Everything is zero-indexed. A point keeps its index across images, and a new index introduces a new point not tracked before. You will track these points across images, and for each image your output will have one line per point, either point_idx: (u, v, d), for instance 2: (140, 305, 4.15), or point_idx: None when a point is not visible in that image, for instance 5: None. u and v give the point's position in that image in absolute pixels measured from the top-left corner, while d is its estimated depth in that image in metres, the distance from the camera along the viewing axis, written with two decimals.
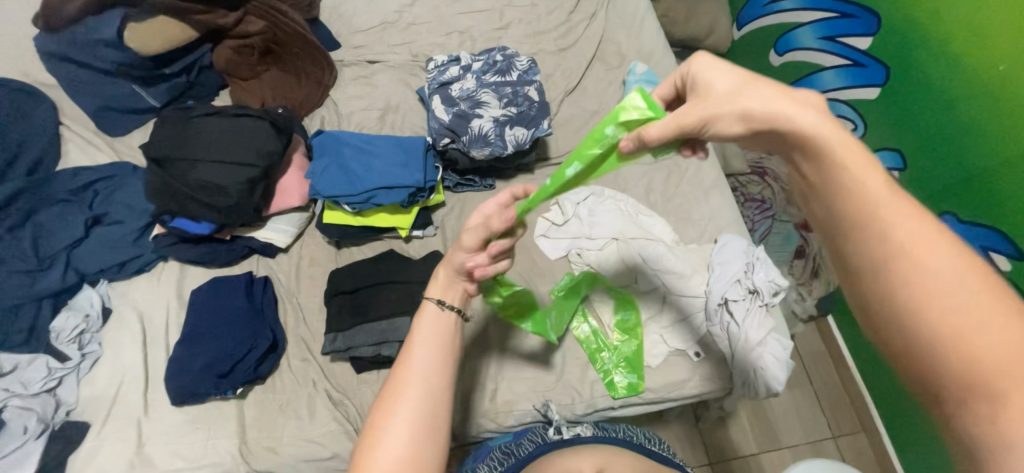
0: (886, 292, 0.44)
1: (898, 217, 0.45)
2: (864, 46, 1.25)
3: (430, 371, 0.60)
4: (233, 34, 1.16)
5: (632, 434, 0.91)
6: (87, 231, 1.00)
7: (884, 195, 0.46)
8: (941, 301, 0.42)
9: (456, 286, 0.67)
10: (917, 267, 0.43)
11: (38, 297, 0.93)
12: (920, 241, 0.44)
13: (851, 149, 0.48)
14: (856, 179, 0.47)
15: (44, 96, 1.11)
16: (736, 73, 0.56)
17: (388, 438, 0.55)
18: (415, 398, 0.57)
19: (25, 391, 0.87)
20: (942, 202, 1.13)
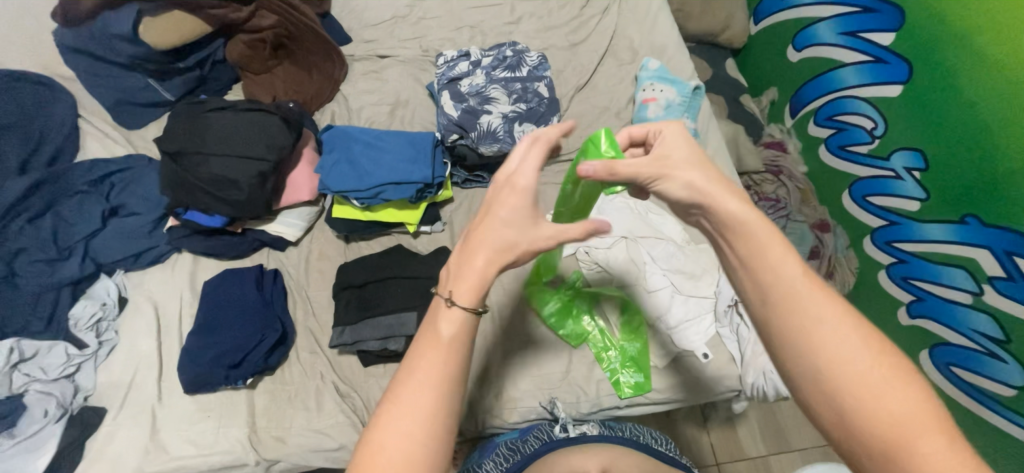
0: (804, 363, 0.48)
1: (804, 293, 0.50)
2: (887, 42, 1.21)
3: (446, 374, 0.54)
4: (246, 28, 1.18)
5: (638, 434, 0.93)
6: (104, 222, 1.02)
7: (791, 272, 0.51)
8: (848, 369, 0.46)
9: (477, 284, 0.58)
10: (825, 340, 0.48)
11: (58, 285, 0.95)
12: (823, 315, 0.49)
13: (764, 228, 0.53)
14: (770, 257, 0.52)
15: (64, 89, 1.14)
16: (689, 148, 0.62)
17: (392, 438, 0.51)
18: (425, 402, 0.52)
19: (45, 376, 0.89)
20: (965, 204, 1.09)
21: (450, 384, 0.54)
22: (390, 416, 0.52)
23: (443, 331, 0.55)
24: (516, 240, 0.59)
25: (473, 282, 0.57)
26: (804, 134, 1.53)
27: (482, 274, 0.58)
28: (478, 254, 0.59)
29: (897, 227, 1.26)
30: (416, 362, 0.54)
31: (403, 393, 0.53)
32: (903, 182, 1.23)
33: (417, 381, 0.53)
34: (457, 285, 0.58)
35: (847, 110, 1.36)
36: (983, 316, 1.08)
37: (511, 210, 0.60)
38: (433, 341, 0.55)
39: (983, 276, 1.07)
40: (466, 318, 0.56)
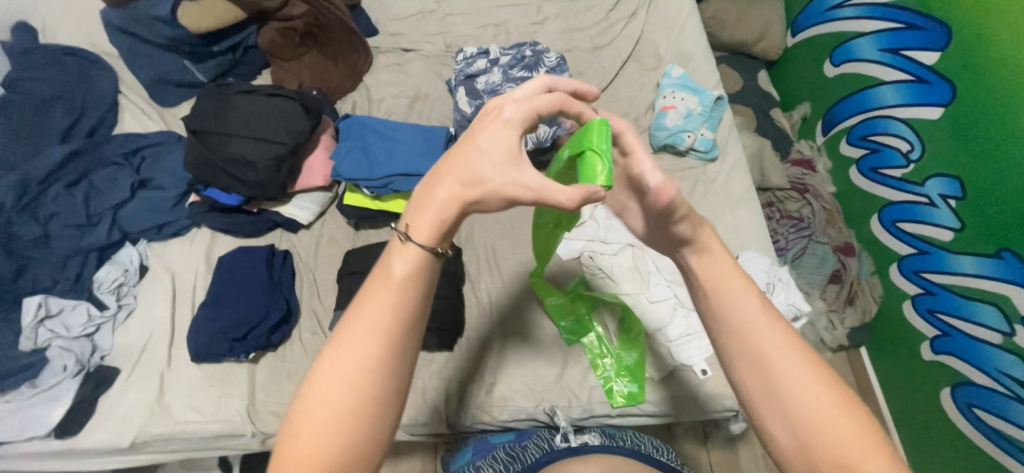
0: (766, 397, 0.49)
1: (760, 325, 0.51)
2: (930, 61, 1.15)
3: (397, 319, 0.46)
4: (277, 16, 1.21)
5: (640, 443, 0.86)
6: (132, 193, 1.08)
7: (746, 305, 0.52)
8: (806, 400, 0.47)
9: (427, 210, 0.49)
10: (782, 372, 0.49)
11: (86, 250, 1.01)
12: (779, 345, 0.50)
13: (721, 260, 0.55)
14: (728, 290, 0.53)
15: (108, 65, 1.20)
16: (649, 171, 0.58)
17: (334, 389, 0.45)
18: (370, 350, 0.45)
19: (67, 333, 0.95)
20: (1003, 237, 1.03)
21: (402, 330, 0.46)
22: (332, 366, 0.45)
23: (395, 269, 0.47)
24: (486, 174, 0.50)
25: (434, 216, 0.49)
26: (835, 153, 1.48)
27: (442, 209, 0.49)
28: (442, 183, 0.50)
29: (926, 256, 1.20)
30: (362, 304, 0.46)
31: (348, 340, 0.46)
32: (936, 210, 1.17)
33: (363, 328, 0.46)
34: (416, 218, 0.49)
35: (883, 131, 1.30)
36: (1012, 357, 1.02)
37: (490, 141, 0.51)
38: (383, 281, 0.47)
39: (1016, 315, 1.00)
40: (425, 257, 0.48)
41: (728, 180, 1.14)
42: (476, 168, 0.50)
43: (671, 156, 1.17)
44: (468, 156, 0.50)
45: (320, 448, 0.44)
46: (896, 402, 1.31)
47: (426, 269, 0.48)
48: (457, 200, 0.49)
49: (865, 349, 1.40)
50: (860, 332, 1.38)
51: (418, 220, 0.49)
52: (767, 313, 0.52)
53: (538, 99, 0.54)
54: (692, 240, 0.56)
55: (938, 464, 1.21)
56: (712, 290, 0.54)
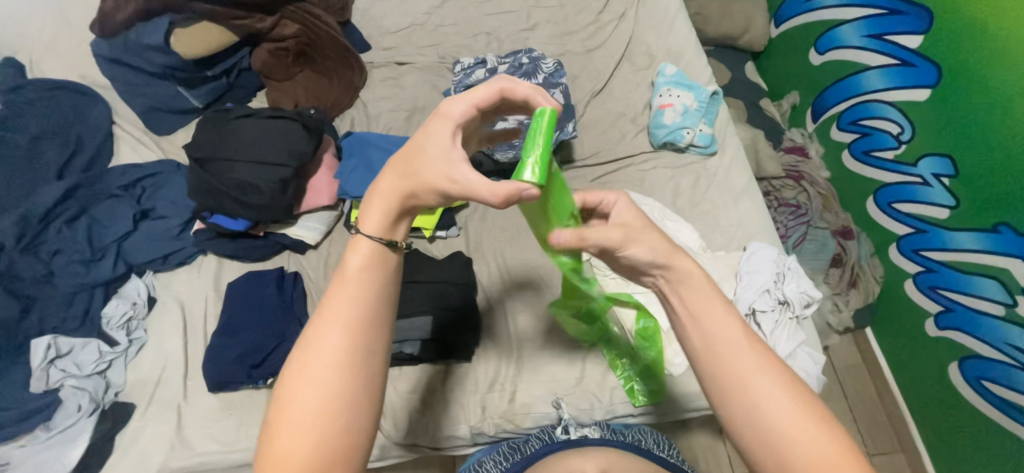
0: (765, 450, 0.49)
1: (760, 382, 0.50)
2: (914, 45, 1.18)
3: (358, 310, 0.50)
4: (270, 38, 1.23)
5: (640, 438, 0.86)
6: (135, 225, 1.07)
7: (747, 360, 0.51)
8: (804, 455, 0.47)
9: (373, 208, 0.53)
10: (782, 429, 0.48)
11: (92, 285, 1.00)
12: (780, 403, 0.49)
13: (723, 314, 0.54)
14: (728, 347, 0.52)
15: (100, 97, 1.19)
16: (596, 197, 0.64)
17: (307, 387, 0.47)
18: (338, 344, 0.48)
19: (78, 372, 0.93)
20: (998, 213, 1.05)
21: (365, 319, 0.50)
22: (305, 365, 0.48)
23: (349, 263, 0.51)
24: (421, 168, 0.53)
25: (381, 212, 0.53)
26: (826, 139, 1.50)
27: (386, 205, 0.53)
28: (387, 175, 0.54)
29: (924, 234, 1.22)
30: (325, 304, 0.50)
31: (316, 338, 0.49)
32: (930, 189, 1.19)
33: (329, 322, 0.49)
34: (368, 216, 0.53)
35: (872, 115, 1.32)
36: (1014, 328, 1.04)
37: (429, 139, 0.54)
38: (341, 279, 0.51)
39: (1016, 287, 1.03)
40: (378, 247, 0.52)
41: (729, 173, 1.15)
42: (412, 163, 0.53)
43: (672, 153, 1.18)
44: (405, 157, 0.54)
45: (300, 444, 0.46)
46: (904, 380, 1.33)
47: (381, 261, 0.52)
48: (397, 192, 0.53)
49: (870, 330, 1.42)
50: (865, 312, 1.38)
51: (371, 217, 0.53)
52: (767, 368, 0.51)
53: (473, 96, 0.56)
54: (694, 289, 0.55)
55: (951, 439, 1.23)
56: (711, 346, 0.52)
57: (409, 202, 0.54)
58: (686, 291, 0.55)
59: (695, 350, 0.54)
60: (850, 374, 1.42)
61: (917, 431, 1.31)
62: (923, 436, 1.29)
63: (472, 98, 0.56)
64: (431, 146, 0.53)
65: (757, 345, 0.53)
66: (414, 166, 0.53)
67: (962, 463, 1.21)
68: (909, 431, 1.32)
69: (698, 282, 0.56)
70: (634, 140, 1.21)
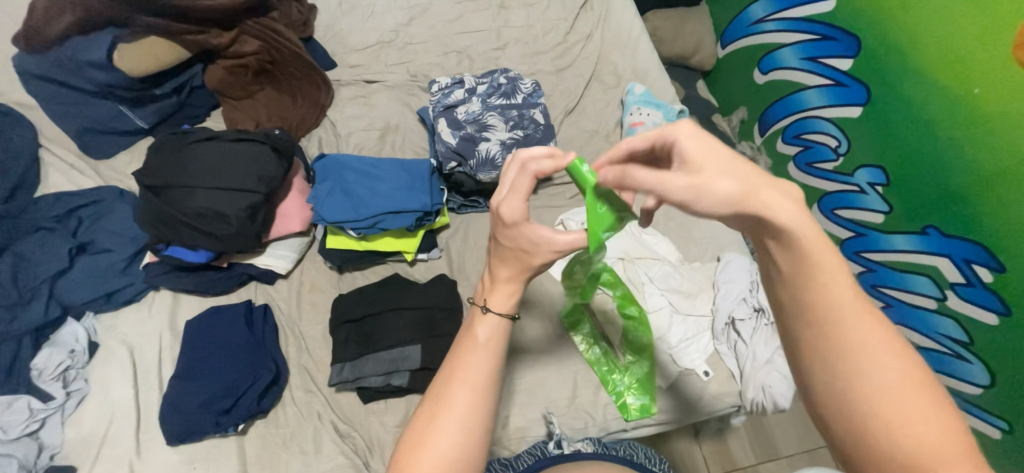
0: (852, 427, 0.44)
1: (870, 351, 0.44)
2: (846, 67, 1.30)
3: (483, 375, 0.54)
4: (226, 54, 1.15)
5: (632, 453, 0.84)
6: (71, 261, 0.95)
7: (862, 331, 0.44)
8: (906, 433, 0.42)
9: (499, 288, 0.59)
10: (884, 405, 0.43)
11: (19, 333, 0.88)
12: (892, 378, 0.43)
13: (834, 274, 0.45)
14: (838, 313, 0.45)
15: (21, 116, 1.05)
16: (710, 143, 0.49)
17: (435, 440, 0.51)
18: (466, 407, 0.52)
19: (4, 436, 0.81)
20: (925, 217, 1.17)
21: (488, 385, 0.54)
22: (433, 418, 0.52)
23: (479, 333, 0.56)
24: (531, 260, 0.57)
25: (505, 291, 0.59)
26: (773, 151, 1.60)
27: (508, 284, 0.59)
28: (504, 265, 0.59)
29: (864, 237, 1.33)
30: (454, 366, 0.55)
31: (444, 395, 0.53)
32: (866, 196, 1.31)
33: (457, 383, 0.53)
34: (491, 294, 0.59)
35: (812, 130, 1.44)
36: (947, 320, 1.16)
37: (514, 236, 0.57)
38: (469, 345, 0.56)
39: (945, 282, 1.15)
40: (505, 323, 0.57)
41: None
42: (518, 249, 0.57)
43: None
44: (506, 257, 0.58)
45: None
46: None
47: (503, 332, 0.57)
48: (514, 277, 0.59)
49: None
50: None
51: (492, 295, 0.59)
52: (880, 338, 0.44)
53: (514, 191, 0.56)
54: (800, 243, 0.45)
55: None
56: (812, 310, 0.45)
57: (534, 274, 0.60)
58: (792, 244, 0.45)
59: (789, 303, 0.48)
60: None
61: None
62: None
63: (513, 196, 0.56)
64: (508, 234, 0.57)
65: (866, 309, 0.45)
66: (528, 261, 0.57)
67: None
68: None
69: (793, 235, 0.45)
70: None
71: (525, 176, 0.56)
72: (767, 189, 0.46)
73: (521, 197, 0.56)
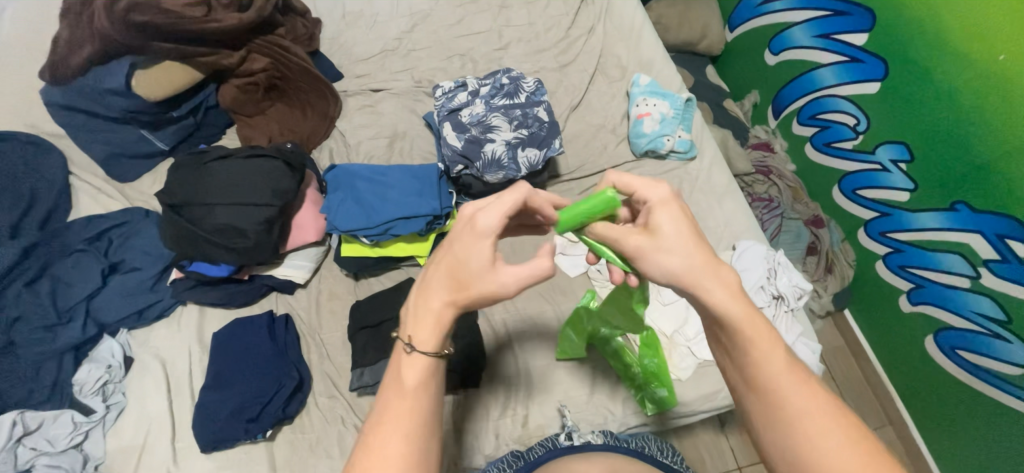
0: None
1: (806, 418, 0.51)
2: (862, 42, 1.25)
3: (413, 421, 0.52)
4: (238, 73, 1.19)
5: (644, 444, 0.84)
6: (104, 280, 0.99)
7: (802, 401, 0.52)
8: None
9: (431, 314, 0.56)
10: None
11: (60, 351, 0.92)
12: (835, 445, 0.49)
13: (766, 351, 0.54)
14: (777, 383, 0.53)
15: (53, 146, 1.11)
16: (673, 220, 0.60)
17: None
18: (398, 455, 0.50)
19: (51, 448, 0.85)
20: (952, 194, 1.11)
21: (420, 426, 0.52)
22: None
23: (406, 378, 0.54)
24: (472, 284, 0.55)
25: (433, 327, 0.55)
26: (789, 134, 1.56)
27: (443, 315, 0.56)
28: (447, 286, 0.56)
29: (889, 217, 1.28)
30: (382, 415, 0.52)
31: (374, 448, 0.50)
32: (890, 174, 1.25)
33: (387, 432, 0.51)
34: (427, 321, 0.55)
35: (829, 109, 1.39)
36: (981, 298, 1.08)
37: (474, 252, 0.55)
38: (398, 391, 0.54)
39: (978, 260, 1.08)
40: (432, 362, 0.54)
41: (710, 175, 1.21)
42: (466, 282, 0.55)
43: (654, 160, 1.23)
44: (455, 270, 0.56)
45: None
46: (886, 358, 1.37)
47: (434, 372, 0.55)
48: (453, 304, 0.56)
49: (848, 312, 1.46)
50: (843, 295, 1.43)
51: (432, 310, 0.55)
52: (807, 399, 0.52)
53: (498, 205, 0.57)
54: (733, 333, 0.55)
55: (931, 412, 1.27)
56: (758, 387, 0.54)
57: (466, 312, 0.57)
58: (735, 330, 0.55)
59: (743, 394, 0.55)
60: (835, 356, 1.46)
61: (904, 407, 1.33)
62: (909, 411, 1.32)
63: (495, 211, 0.56)
64: (471, 248, 0.55)
65: (803, 378, 0.53)
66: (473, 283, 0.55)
67: (953, 437, 1.23)
68: (897, 406, 1.35)
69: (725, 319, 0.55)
70: (616, 150, 1.24)
71: (512, 192, 0.58)
72: (705, 268, 0.57)
73: (501, 212, 0.56)
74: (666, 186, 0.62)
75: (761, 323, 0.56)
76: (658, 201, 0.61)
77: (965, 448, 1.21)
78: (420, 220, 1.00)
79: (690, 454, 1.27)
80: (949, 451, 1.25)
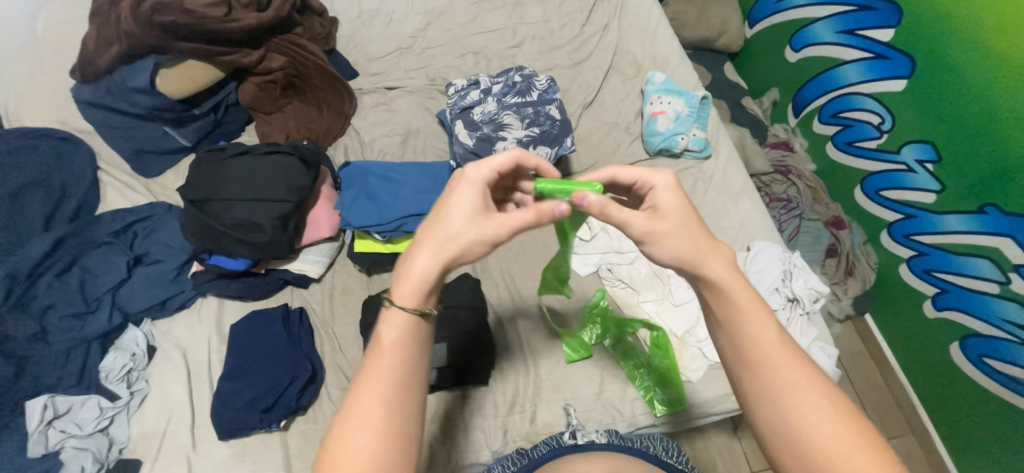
0: (791, 448, 0.53)
1: (797, 391, 0.53)
2: (887, 38, 1.21)
3: (392, 381, 0.53)
4: (256, 71, 1.21)
5: (649, 445, 0.84)
6: (129, 272, 1.03)
7: (792, 372, 0.54)
8: (816, 434, 0.51)
9: (414, 269, 0.56)
10: (828, 448, 0.51)
11: (88, 339, 0.97)
12: (828, 420, 0.52)
13: (763, 324, 0.56)
14: (769, 358, 0.55)
15: (83, 143, 1.15)
16: (683, 210, 0.60)
17: (345, 451, 0.51)
18: (376, 413, 0.52)
19: (79, 432, 0.89)
20: (982, 195, 1.07)
21: (400, 389, 0.53)
22: (343, 434, 0.52)
23: (383, 337, 0.55)
24: (458, 233, 0.56)
25: (416, 282, 0.55)
26: (809, 132, 1.52)
27: (427, 272, 0.56)
28: (432, 238, 0.57)
29: (914, 219, 1.23)
30: (363, 373, 0.54)
31: (353, 406, 0.53)
32: (915, 175, 1.21)
33: (365, 391, 0.53)
34: (411, 281, 0.55)
35: (852, 107, 1.35)
36: (1010, 303, 1.04)
37: (460, 199, 0.58)
38: (377, 351, 0.55)
39: (1008, 265, 1.04)
40: (412, 319, 0.55)
41: (726, 174, 1.18)
42: (450, 234, 0.56)
43: (668, 159, 1.21)
44: (439, 221, 0.57)
45: None
46: (908, 364, 1.32)
47: (412, 328, 0.55)
48: (439, 258, 0.56)
49: (869, 316, 1.41)
50: (864, 299, 1.39)
51: (418, 260, 0.56)
52: (796, 371, 0.54)
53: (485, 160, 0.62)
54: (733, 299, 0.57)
55: (957, 421, 1.22)
56: (748, 350, 0.56)
57: (449, 270, 0.57)
58: (729, 303, 0.57)
59: (728, 355, 0.58)
60: (854, 362, 1.42)
61: (928, 415, 1.29)
62: (932, 419, 1.28)
63: (483, 161, 0.61)
64: (457, 195, 0.59)
65: (795, 355, 0.55)
66: (457, 231, 0.56)
67: (977, 447, 1.19)
68: (918, 414, 1.31)
69: (726, 291, 0.57)
70: (629, 148, 1.23)
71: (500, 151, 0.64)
72: (709, 249, 0.58)
73: (489, 163, 0.61)
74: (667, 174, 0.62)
75: (762, 300, 0.57)
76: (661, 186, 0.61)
77: (991, 459, 1.16)
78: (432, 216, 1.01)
79: (702, 457, 1.25)
80: (975, 463, 1.20)
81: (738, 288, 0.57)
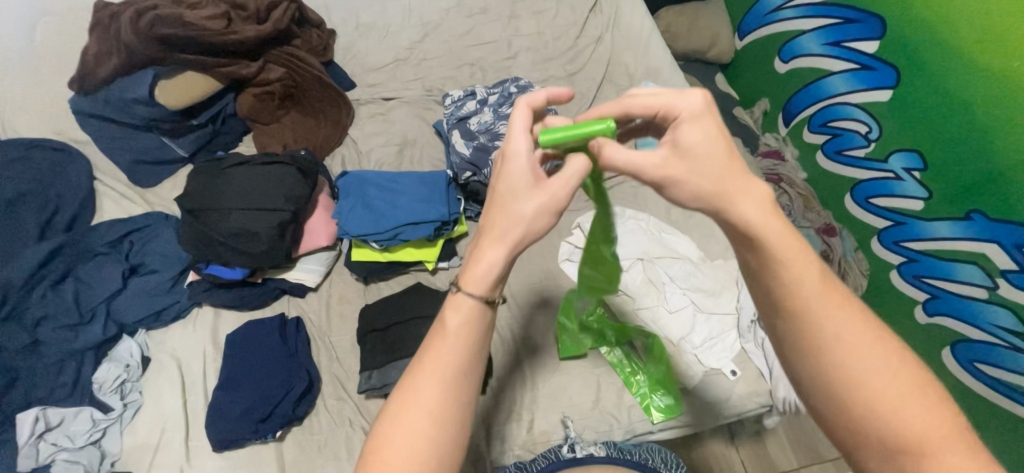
0: (834, 397, 0.51)
1: (848, 342, 0.51)
2: (871, 50, 1.25)
3: (453, 366, 0.56)
4: (255, 82, 1.23)
5: (648, 457, 0.83)
6: (124, 282, 1.03)
7: (838, 320, 0.52)
8: (863, 381, 0.50)
9: (482, 256, 0.59)
10: (873, 395, 0.49)
11: (80, 351, 0.96)
12: (879, 366, 0.50)
13: (811, 271, 0.53)
14: (815, 308, 0.52)
15: (80, 153, 1.15)
16: (718, 144, 0.56)
17: (398, 433, 0.53)
18: (433, 398, 0.54)
19: (71, 444, 0.88)
20: (969, 202, 1.09)
21: (457, 376, 0.56)
22: (397, 415, 0.54)
23: (449, 321, 0.57)
24: (519, 213, 0.58)
25: (483, 269, 0.58)
26: (800, 141, 1.55)
27: (494, 260, 0.58)
28: (496, 225, 0.59)
29: (902, 226, 1.26)
30: (422, 356, 0.57)
31: (409, 388, 0.55)
32: (903, 183, 1.23)
33: (424, 375, 0.55)
34: (480, 269, 0.58)
35: (839, 117, 1.38)
36: (999, 309, 1.07)
37: (513, 179, 0.59)
38: (440, 335, 0.57)
39: (996, 271, 1.06)
40: (476, 306, 0.58)
41: None
42: (512, 218, 0.59)
43: None
44: (501, 206, 0.60)
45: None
46: None
47: (477, 314, 0.58)
48: (506, 243, 0.58)
49: None
50: None
51: (488, 250, 0.59)
52: (843, 319, 0.52)
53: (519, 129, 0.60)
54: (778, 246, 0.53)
55: None
56: (791, 300, 0.53)
57: (518, 251, 0.60)
58: (770, 252, 0.53)
59: (767, 305, 0.55)
60: None
61: None
62: None
63: (516, 133, 0.60)
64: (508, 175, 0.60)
65: (841, 302, 0.53)
66: (521, 213, 0.58)
67: None
68: None
69: (769, 240, 0.53)
70: None
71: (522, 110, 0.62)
72: (741, 190, 0.55)
73: (523, 133, 0.60)
74: (696, 99, 0.57)
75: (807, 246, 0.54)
76: (690, 114, 0.57)
77: None
78: (428, 225, 1.02)
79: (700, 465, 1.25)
80: None
81: (781, 237, 0.53)
